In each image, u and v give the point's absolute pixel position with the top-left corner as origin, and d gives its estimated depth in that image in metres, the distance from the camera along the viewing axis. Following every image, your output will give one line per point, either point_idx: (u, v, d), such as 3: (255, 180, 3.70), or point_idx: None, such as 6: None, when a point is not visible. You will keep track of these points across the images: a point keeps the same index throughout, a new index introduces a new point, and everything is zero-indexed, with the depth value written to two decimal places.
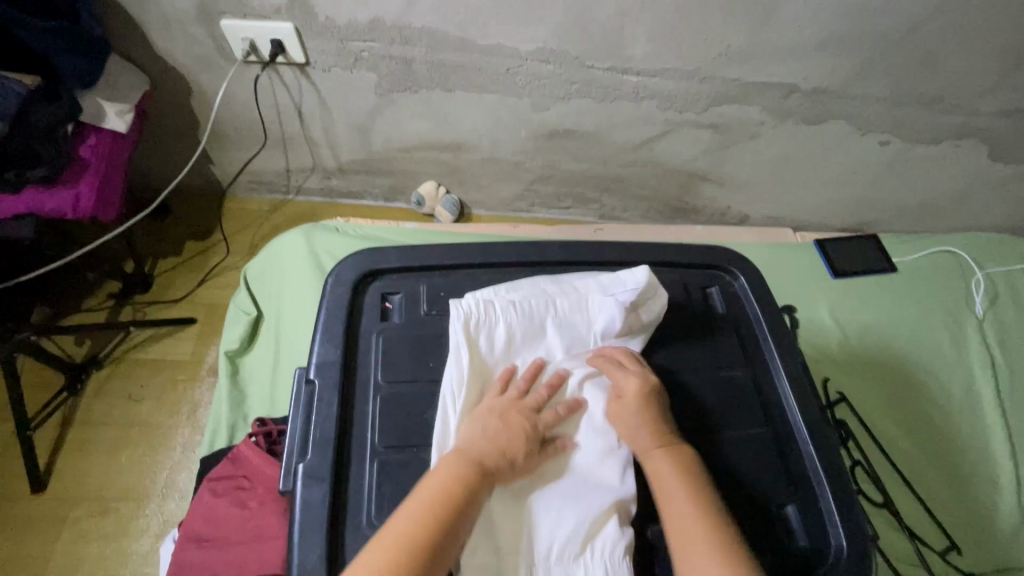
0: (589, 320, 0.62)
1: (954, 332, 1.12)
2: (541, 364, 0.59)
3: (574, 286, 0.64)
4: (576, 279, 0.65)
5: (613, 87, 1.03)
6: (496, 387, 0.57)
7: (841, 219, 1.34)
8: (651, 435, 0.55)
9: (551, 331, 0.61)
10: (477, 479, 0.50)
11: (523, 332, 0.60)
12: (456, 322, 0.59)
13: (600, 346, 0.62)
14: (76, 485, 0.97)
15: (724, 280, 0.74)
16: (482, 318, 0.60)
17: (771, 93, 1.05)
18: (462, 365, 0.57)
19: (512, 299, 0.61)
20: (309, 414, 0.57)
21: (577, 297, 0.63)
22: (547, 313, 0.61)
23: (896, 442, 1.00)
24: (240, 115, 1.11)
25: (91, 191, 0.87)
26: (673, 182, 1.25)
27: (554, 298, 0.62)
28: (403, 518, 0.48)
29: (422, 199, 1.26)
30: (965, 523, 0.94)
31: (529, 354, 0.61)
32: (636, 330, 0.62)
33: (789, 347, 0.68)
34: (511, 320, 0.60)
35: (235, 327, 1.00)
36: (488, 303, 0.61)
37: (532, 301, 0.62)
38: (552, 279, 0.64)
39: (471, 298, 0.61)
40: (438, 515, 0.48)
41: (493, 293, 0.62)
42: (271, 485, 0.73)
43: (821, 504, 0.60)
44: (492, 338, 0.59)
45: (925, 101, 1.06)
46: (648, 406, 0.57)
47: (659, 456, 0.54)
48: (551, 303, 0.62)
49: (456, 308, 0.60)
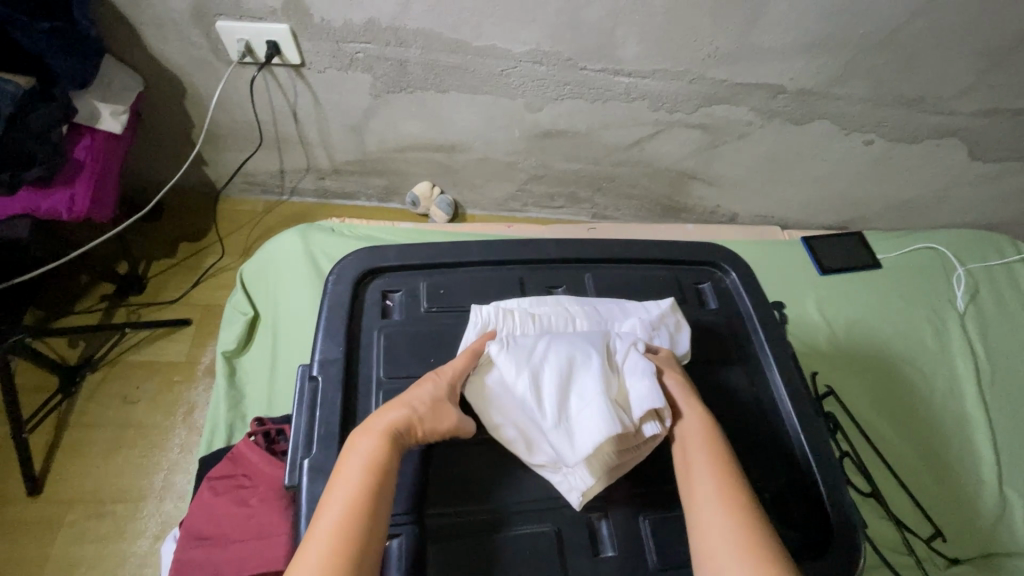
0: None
1: (936, 326, 1.16)
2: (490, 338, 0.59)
3: (596, 308, 0.64)
4: (600, 301, 0.65)
5: (605, 88, 1.05)
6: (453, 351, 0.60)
7: (827, 217, 1.38)
8: (706, 454, 0.52)
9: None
10: (384, 448, 0.49)
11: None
12: (473, 328, 0.61)
13: None
14: (72, 488, 0.97)
15: (716, 276, 0.76)
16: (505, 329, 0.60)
17: (759, 94, 1.07)
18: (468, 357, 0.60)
19: (534, 312, 0.62)
20: (313, 409, 0.58)
21: (599, 318, 0.63)
22: (566, 329, 0.61)
23: (882, 432, 1.03)
24: (234, 117, 1.11)
25: (87, 192, 0.88)
26: (664, 181, 1.27)
27: (575, 315, 0.62)
28: (325, 517, 0.46)
29: (416, 200, 1.27)
30: (949, 510, 0.97)
31: None
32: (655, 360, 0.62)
33: (779, 340, 0.70)
34: (530, 334, 0.61)
35: (232, 327, 1.00)
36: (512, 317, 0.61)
37: (554, 317, 0.62)
38: (575, 298, 0.65)
39: (492, 306, 0.62)
40: (357, 502, 0.46)
41: (518, 303, 0.63)
42: (272, 483, 0.74)
43: (812, 490, 0.62)
44: None
45: (906, 101, 1.09)
46: (705, 422, 0.54)
47: (703, 471, 0.51)
48: (572, 321, 0.62)
49: (476, 315, 0.61)
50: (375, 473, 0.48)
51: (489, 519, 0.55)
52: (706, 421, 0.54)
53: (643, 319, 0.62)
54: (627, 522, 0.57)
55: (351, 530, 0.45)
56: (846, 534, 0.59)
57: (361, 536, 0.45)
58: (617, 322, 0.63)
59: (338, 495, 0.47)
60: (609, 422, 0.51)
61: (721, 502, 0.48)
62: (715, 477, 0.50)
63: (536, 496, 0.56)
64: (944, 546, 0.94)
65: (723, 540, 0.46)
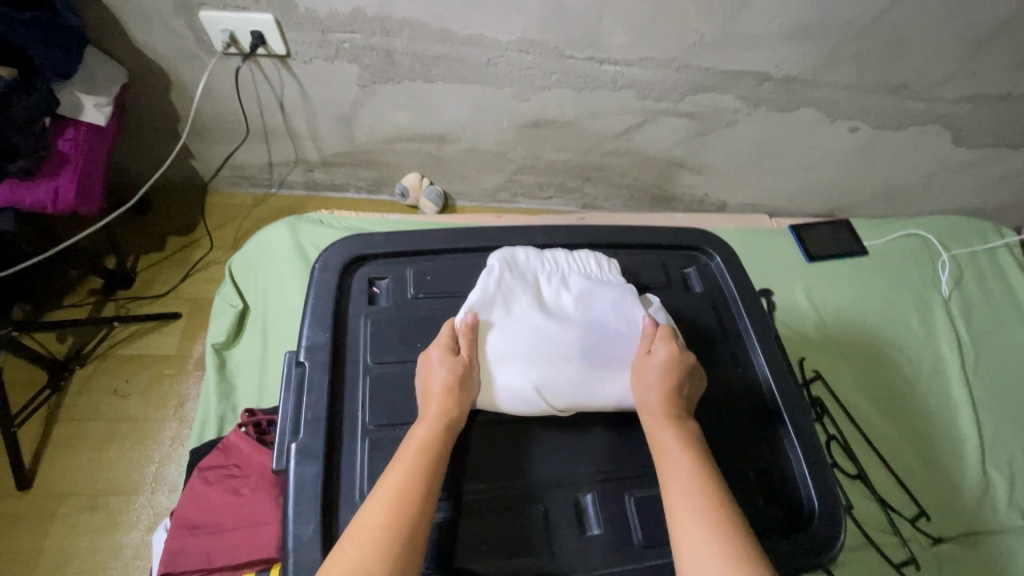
0: (598, 320, 0.61)
1: (921, 310, 1.17)
2: (511, 303, 0.62)
3: (584, 287, 0.64)
4: (592, 283, 0.64)
5: (592, 77, 1.06)
6: (484, 296, 0.61)
7: (814, 204, 1.39)
8: (685, 459, 0.52)
9: (556, 320, 0.62)
10: (435, 427, 0.53)
11: (522, 310, 0.61)
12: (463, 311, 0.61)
13: (587, 345, 0.60)
14: (62, 482, 0.97)
15: (701, 261, 0.77)
16: (497, 288, 0.62)
17: (745, 82, 1.08)
18: (478, 301, 0.61)
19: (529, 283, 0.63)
20: (300, 395, 0.58)
21: (593, 285, 0.64)
22: (553, 307, 0.63)
23: (869, 416, 1.04)
24: (221, 109, 1.11)
25: (72, 185, 0.87)
26: (652, 171, 1.28)
27: (569, 275, 0.65)
28: (381, 494, 0.48)
29: (405, 191, 1.27)
30: (934, 491, 0.99)
31: (538, 321, 0.61)
32: (629, 329, 0.61)
33: (762, 323, 0.71)
34: (521, 298, 0.62)
35: (222, 320, 1.00)
36: (502, 276, 0.62)
37: (545, 288, 0.64)
38: (575, 261, 0.66)
39: (489, 282, 0.62)
40: (411, 478, 0.49)
41: (515, 258, 0.65)
42: (263, 472, 0.74)
43: (794, 468, 0.63)
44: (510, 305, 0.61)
45: (890, 88, 1.10)
46: (682, 428, 0.55)
47: (680, 477, 0.51)
48: (565, 282, 0.64)
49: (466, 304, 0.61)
50: (429, 453, 0.51)
51: (476, 500, 0.56)
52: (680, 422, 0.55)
53: (627, 304, 0.63)
54: (612, 501, 0.58)
55: (405, 506, 0.47)
56: (825, 511, 0.61)
57: (413, 513, 0.47)
58: (598, 309, 0.62)
59: (392, 475, 0.49)
60: (525, 397, 0.57)
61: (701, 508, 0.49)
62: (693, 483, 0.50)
63: (524, 477, 0.57)
64: (928, 526, 0.96)
65: (697, 544, 0.47)
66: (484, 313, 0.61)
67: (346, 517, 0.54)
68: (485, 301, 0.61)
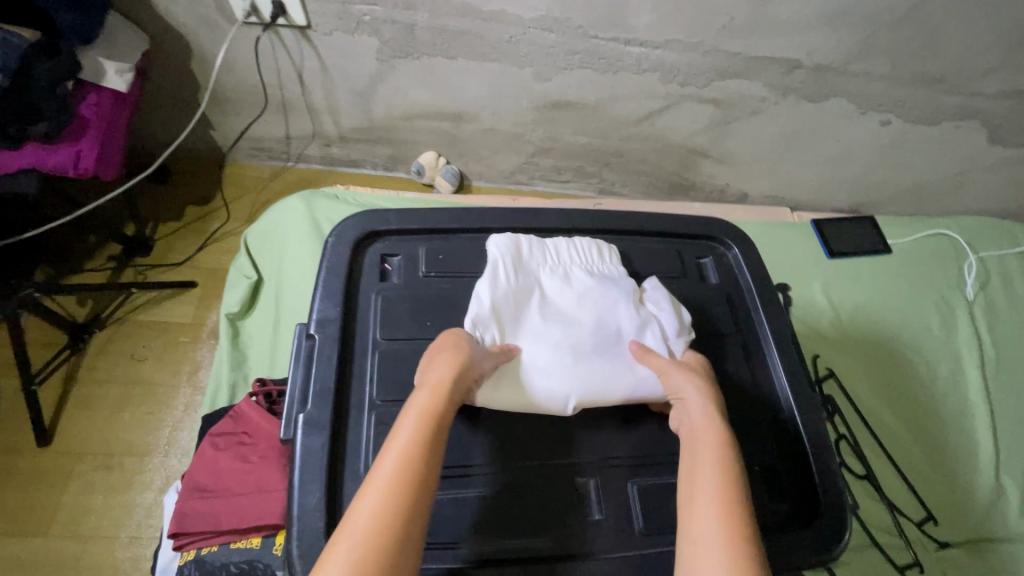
0: (606, 310, 0.61)
1: (942, 313, 1.15)
2: (519, 302, 0.61)
3: (589, 284, 0.63)
4: (597, 280, 0.64)
5: (616, 58, 1.03)
6: (493, 294, 0.60)
7: (839, 199, 1.35)
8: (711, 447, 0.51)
9: (562, 318, 0.61)
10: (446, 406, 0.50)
11: (528, 311, 0.61)
12: (470, 314, 0.59)
13: (594, 344, 0.60)
14: (80, 440, 1.00)
15: (719, 251, 0.75)
16: (503, 285, 0.61)
17: (774, 69, 1.04)
18: (486, 300, 0.59)
19: (535, 281, 0.63)
20: (309, 366, 0.59)
21: (597, 279, 0.64)
22: (559, 304, 0.62)
23: (880, 417, 1.03)
24: (241, 80, 1.11)
25: (92, 149, 0.87)
26: (673, 158, 1.25)
27: (572, 267, 0.65)
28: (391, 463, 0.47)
29: (421, 169, 1.25)
30: (943, 497, 0.97)
31: (543, 324, 0.60)
32: (637, 323, 0.61)
33: (778, 317, 0.70)
34: (527, 295, 0.62)
35: (235, 290, 1.00)
36: (507, 271, 0.62)
37: (550, 285, 0.63)
38: (576, 250, 0.66)
39: (496, 279, 0.61)
40: (421, 455, 0.47)
41: (519, 253, 0.64)
42: (272, 441, 0.76)
43: (803, 463, 0.63)
44: (517, 304, 0.61)
45: (926, 80, 1.06)
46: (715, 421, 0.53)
47: (701, 488, 0.49)
48: (569, 275, 0.64)
49: (473, 303, 0.60)
50: (423, 459, 0.47)
51: (483, 480, 0.56)
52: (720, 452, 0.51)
53: (631, 298, 0.63)
54: (617, 486, 0.58)
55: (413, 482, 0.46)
56: (834, 508, 0.60)
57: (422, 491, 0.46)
58: (606, 305, 0.62)
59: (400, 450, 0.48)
60: (537, 400, 0.56)
61: (717, 547, 0.45)
62: (709, 505, 0.48)
63: (531, 459, 0.57)
64: (935, 530, 0.95)
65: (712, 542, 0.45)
66: (493, 312, 0.59)
67: (351, 488, 0.54)
68: (493, 299, 0.60)
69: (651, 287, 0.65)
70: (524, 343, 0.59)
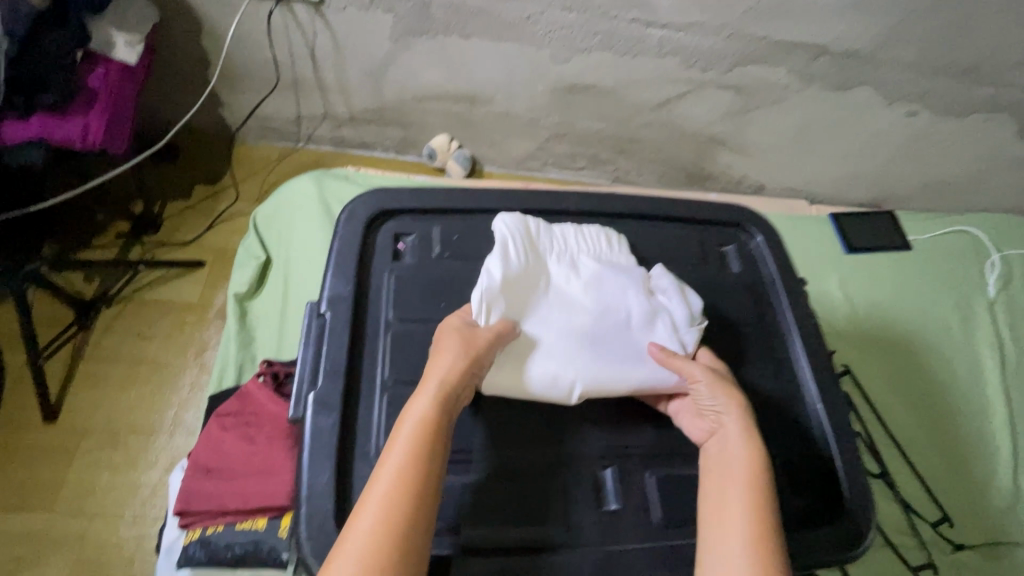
0: (613, 298, 0.59)
1: (963, 313, 1.12)
2: (526, 287, 0.58)
3: (597, 272, 0.61)
4: (606, 268, 0.61)
5: (636, 41, 1.00)
6: (502, 274, 0.57)
7: (862, 193, 1.30)
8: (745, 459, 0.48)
9: (569, 305, 0.59)
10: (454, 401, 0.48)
11: (534, 296, 0.59)
12: (477, 294, 0.56)
13: (601, 333, 0.58)
14: (86, 417, 0.99)
15: (741, 239, 0.73)
16: (513, 266, 0.58)
17: (800, 55, 1.01)
18: (493, 280, 0.56)
19: (541, 266, 0.60)
20: (320, 345, 0.57)
21: (605, 267, 0.62)
22: (566, 290, 0.60)
23: (897, 416, 1.00)
24: (252, 56, 1.09)
25: (101, 121, 0.84)
26: (691, 147, 1.21)
27: (580, 255, 0.62)
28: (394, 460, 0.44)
29: (433, 152, 1.22)
30: (960, 498, 0.95)
31: (548, 310, 0.58)
32: (645, 312, 0.59)
33: (802, 307, 0.68)
34: (533, 280, 0.59)
35: (243, 270, 0.99)
36: (517, 252, 0.59)
37: (556, 271, 0.61)
38: (584, 238, 0.64)
39: (504, 258, 0.58)
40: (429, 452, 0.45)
41: (529, 235, 0.61)
42: (279, 423, 0.75)
43: (826, 458, 0.61)
44: (523, 288, 0.58)
45: (956, 70, 1.02)
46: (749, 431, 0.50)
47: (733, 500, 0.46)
48: (576, 263, 0.62)
49: (481, 281, 0.56)
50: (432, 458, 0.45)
51: (498, 466, 0.55)
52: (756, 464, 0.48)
53: (640, 287, 0.60)
54: (634, 474, 0.57)
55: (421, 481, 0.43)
56: (858, 505, 0.58)
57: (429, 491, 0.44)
58: (614, 294, 0.60)
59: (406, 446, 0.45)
60: (539, 387, 0.55)
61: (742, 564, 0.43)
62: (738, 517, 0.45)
63: (548, 445, 0.56)
64: (950, 532, 0.93)
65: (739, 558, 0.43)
66: (501, 293, 0.56)
67: (361, 469, 0.53)
68: (502, 280, 0.57)
69: (659, 273, 0.63)
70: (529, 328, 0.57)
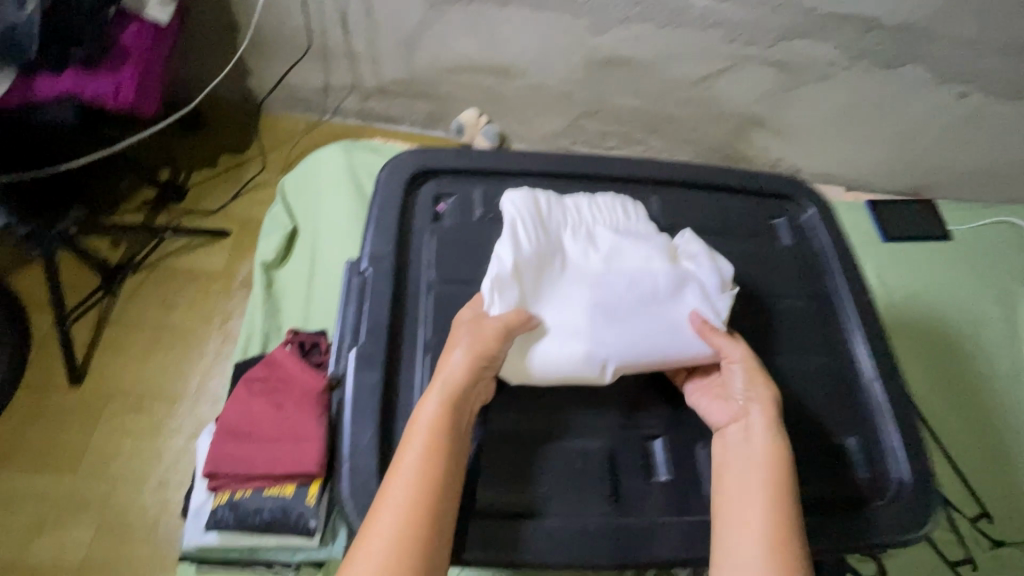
0: (636, 270, 0.54)
1: (1006, 305, 1.08)
2: (541, 264, 0.53)
3: (618, 242, 0.56)
4: (626, 238, 0.56)
5: (678, 11, 0.98)
6: (514, 254, 0.52)
7: (901, 181, 1.26)
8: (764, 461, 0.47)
9: (590, 282, 0.54)
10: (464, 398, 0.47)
11: (551, 275, 0.54)
12: (490, 275, 0.51)
13: (631, 307, 0.53)
14: (111, 382, 0.99)
15: (793, 211, 0.70)
16: (525, 245, 0.53)
17: (848, 29, 0.98)
18: (505, 261, 0.52)
19: (556, 240, 0.55)
20: (361, 302, 0.55)
21: (623, 236, 0.57)
22: (585, 265, 0.55)
23: (936, 409, 0.97)
24: (283, 22, 1.07)
25: (134, 78, 0.84)
26: (727, 127, 1.17)
27: (594, 226, 0.57)
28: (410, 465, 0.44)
29: (461, 127, 1.18)
30: (1001, 493, 0.92)
31: (569, 287, 0.54)
32: (674, 282, 0.54)
33: (857, 282, 0.65)
34: (549, 257, 0.54)
35: (271, 238, 0.97)
36: (528, 231, 0.54)
37: (571, 245, 0.56)
38: (597, 207, 0.59)
39: (514, 236, 0.53)
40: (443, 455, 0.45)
41: (538, 209, 0.56)
42: (306, 389, 0.69)
43: (884, 437, 0.58)
44: (538, 267, 0.53)
45: (1013, 48, 0.98)
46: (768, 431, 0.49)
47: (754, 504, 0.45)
48: (592, 235, 0.57)
49: (494, 262, 0.52)
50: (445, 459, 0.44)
51: (545, 431, 0.53)
52: (777, 481, 0.46)
53: (667, 253, 0.56)
54: (683, 444, 0.55)
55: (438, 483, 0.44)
56: (918, 485, 0.56)
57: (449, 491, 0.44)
58: (639, 264, 0.55)
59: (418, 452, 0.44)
60: (571, 366, 0.51)
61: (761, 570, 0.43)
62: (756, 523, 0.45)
63: (596, 411, 0.55)
64: (991, 528, 0.89)
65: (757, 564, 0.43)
66: (515, 273, 0.52)
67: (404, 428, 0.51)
68: (515, 260, 0.52)
69: (684, 239, 0.58)
70: (551, 306, 0.53)
